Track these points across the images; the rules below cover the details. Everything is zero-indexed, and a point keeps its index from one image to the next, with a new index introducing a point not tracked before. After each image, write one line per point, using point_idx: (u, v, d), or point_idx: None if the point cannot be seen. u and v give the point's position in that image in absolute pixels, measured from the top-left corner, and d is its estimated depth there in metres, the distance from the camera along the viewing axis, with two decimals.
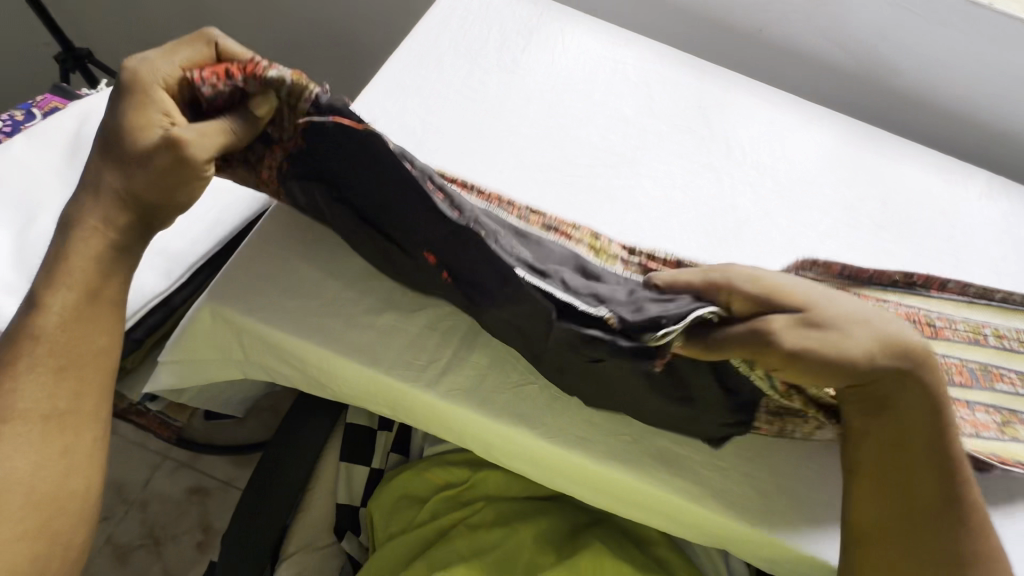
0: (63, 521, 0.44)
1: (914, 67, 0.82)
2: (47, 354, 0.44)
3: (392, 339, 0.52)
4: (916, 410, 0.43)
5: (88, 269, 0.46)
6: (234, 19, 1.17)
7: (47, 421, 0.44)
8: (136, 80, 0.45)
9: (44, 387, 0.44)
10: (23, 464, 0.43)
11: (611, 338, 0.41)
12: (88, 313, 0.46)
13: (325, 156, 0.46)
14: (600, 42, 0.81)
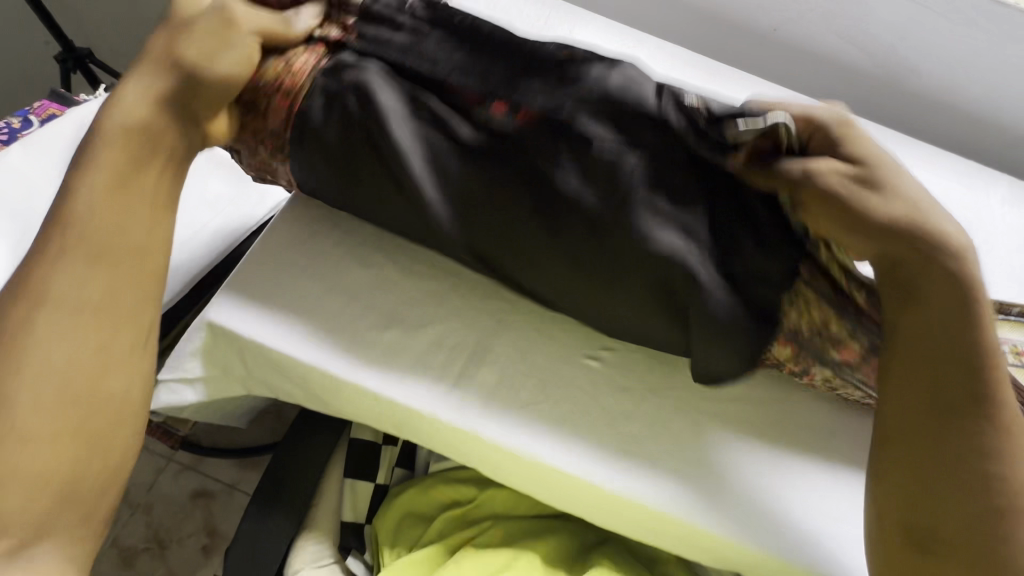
0: (103, 421, 0.44)
1: (935, 68, 0.79)
2: (85, 240, 0.45)
3: (398, 357, 0.51)
4: (944, 303, 0.43)
5: (131, 145, 0.47)
6: None
7: (83, 313, 0.44)
8: None
9: (80, 278, 0.44)
10: (57, 355, 0.42)
11: (695, 99, 0.45)
12: (125, 201, 0.46)
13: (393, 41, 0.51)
14: (609, 43, 0.78)
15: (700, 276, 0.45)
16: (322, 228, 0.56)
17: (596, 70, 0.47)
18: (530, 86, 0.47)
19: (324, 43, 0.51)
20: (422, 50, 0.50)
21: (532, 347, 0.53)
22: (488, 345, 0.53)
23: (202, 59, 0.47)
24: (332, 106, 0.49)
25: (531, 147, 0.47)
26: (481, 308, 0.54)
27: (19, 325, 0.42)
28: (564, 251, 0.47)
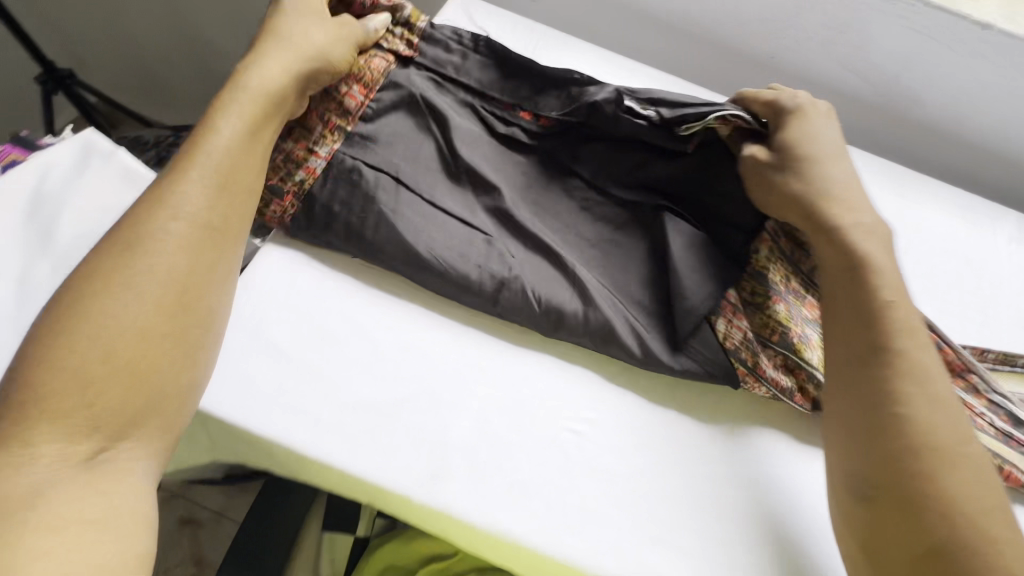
0: (195, 334, 0.42)
1: (940, 98, 0.76)
2: (211, 166, 0.45)
3: (372, 432, 0.47)
4: (841, 259, 0.50)
5: (268, 103, 0.49)
6: (227, 36, 1.16)
7: (202, 229, 0.43)
8: None
9: (206, 196, 0.44)
10: (178, 264, 0.42)
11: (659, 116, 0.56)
12: (253, 145, 0.48)
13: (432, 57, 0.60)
14: (598, 74, 0.75)
15: (667, 223, 0.57)
16: (289, 286, 0.53)
17: (598, 91, 0.58)
18: (548, 100, 0.59)
19: (392, 53, 0.59)
20: (469, 72, 0.60)
21: (517, 411, 0.51)
22: (472, 420, 0.49)
23: (323, 49, 0.52)
24: (407, 103, 0.57)
25: (545, 146, 0.60)
26: (458, 371, 0.52)
27: (146, 227, 0.42)
28: (564, 224, 0.58)
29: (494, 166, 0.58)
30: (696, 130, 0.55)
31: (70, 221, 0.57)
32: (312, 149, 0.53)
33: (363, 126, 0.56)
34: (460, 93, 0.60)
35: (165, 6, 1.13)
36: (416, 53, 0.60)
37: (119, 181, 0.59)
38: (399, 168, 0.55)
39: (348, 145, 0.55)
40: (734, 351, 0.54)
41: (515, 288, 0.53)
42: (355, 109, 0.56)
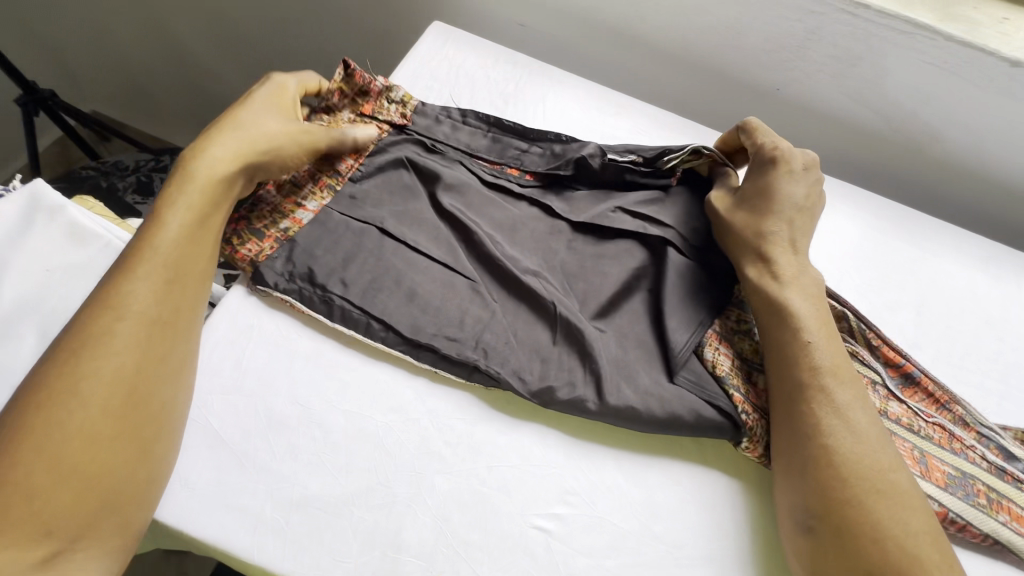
0: (152, 431, 0.40)
1: (961, 137, 0.69)
2: (160, 263, 0.44)
3: (319, 533, 0.43)
4: (765, 300, 0.50)
5: (217, 187, 0.48)
6: (211, 56, 1.12)
7: (149, 324, 0.42)
8: (273, 84, 0.56)
9: (155, 292, 0.43)
10: (125, 361, 0.40)
11: (639, 158, 0.60)
12: (205, 237, 0.47)
13: (421, 121, 0.61)
14: (585, 110, 0.70)
15: (664, 260, 0.55)
16: (239, 363, 0.49)
17: (581, 148, 0.60)
18: (532, 156, 0.61)
19: (388, 123, 0.60)
20: (456, 137, 0.61)
21: (481, 504, 0.46)
22: (430, 517, 0.45)
23: (274, 142, 0.51)
24: (396, 162, 0.58)
25: (538, 195, 0.60)
26: (419, 459, 0.47)
27: (91, 332, 0.40)
28: (553, 265, 0.56)
29: (477, 213, 0.58)
30: (676, 163, 0.59)
31: (11, 282, 0.53)
32: (300, 204, 0.54)
33: (353, 186, 0.57)
34: (451, 153, 0.61)
35: (147, 25, 1.09)
36: (409, 123, 0.61)
37: (65, 236, 0.56)
38: (385, 220, 0.55)
39: (337, 201, 0.55)
40: (727, 379, 0.50)
41: (494, 339, 0.51)
42: (343, 169, 0.57)
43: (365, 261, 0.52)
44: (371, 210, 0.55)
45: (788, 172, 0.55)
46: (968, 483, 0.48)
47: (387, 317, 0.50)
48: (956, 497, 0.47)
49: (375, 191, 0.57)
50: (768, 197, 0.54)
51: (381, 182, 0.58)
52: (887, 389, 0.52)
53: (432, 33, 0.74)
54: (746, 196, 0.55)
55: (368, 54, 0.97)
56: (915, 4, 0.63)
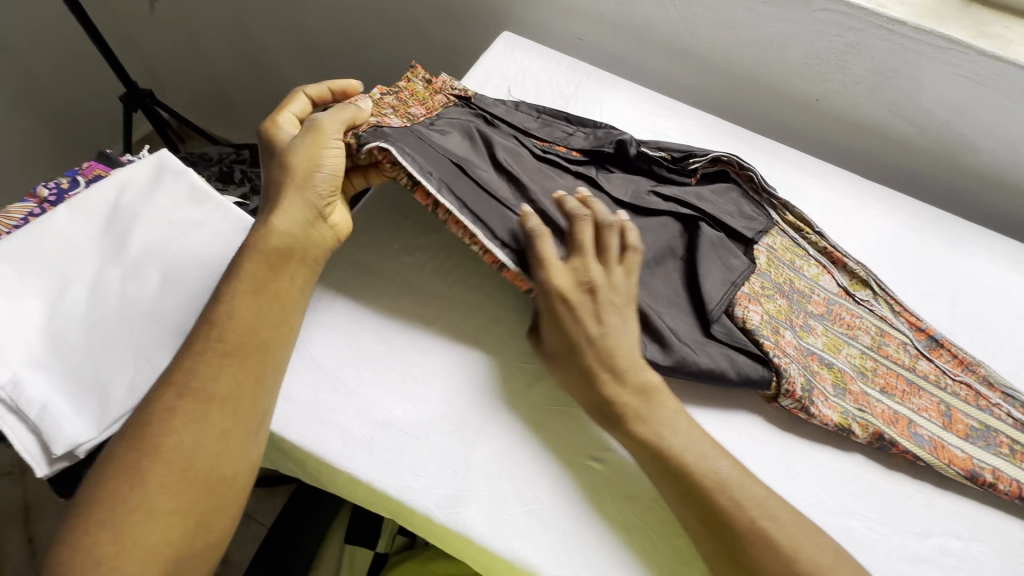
0: (211, 505, 0.41)
1: (997, 148, 0.73)
2: (216, 341, 0.45)
3: (401, 453, 0.49)
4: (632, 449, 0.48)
5: (265, 258, 0.49)
6: (291, 65, 1.24)
7: (208, 404, 0.43)
8: (277, 132, 0.55)
9: (211, 371, 0.44)
10: (186, 438, 0.41)
11: (668, 153, 0.68)
12: (262, 308, 0.47)
13: (480, 103, 0.68)
14: (639, 110, 0.78)
15: (700, 232, 0.61)
16: (333, 303, 0.56)
17: (621, 135, 0.67)
18: (577, 138, 0.68)
19: (455, 97, 0.68)
20: (511, 118, 0.68)
21: (541, 438, 0.51)
22: (497, 446, 0.50)
23: (313, 168, 0.51)
24: (461, 124, 0.62)
25: (583, 170, 0.65)
26: (487, 393, 0.53)
27: (156, 411, 0.42)
28: None
29: (527, 175, 0.60)
30: (699, 166, 0.67)
31: (140, 231, 0.62)
32: (383, 116, 0.59)
33: (428, 126, 0.60)
34: (506, 129, 0.66)
35: (238, 36, 1.23)
36: (473, 100, 0.68)
37: (188, 197, 0.65)
38: (463, 161, 0.57)
39: (417, 129, 0.58)
40: (759, 330, 0.55)
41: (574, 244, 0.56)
42: (419, 114, 0.63)
43: (449, 182, 0.54)
44: (450, 144, 0.59)
45: (569, 305, 0.50)
46: (987, 432, 0.56)
47: (485, 219, 0.54)
48: (978, 446, 0.55)
49: (448, 132, 0.60)
50: (574, 343, 0.50)
51: (446, 130, 0.61)
52: (916, 349, 0.61)
53: (501, 40, 0.83)
54: (561, 351, 0.51)
55: (436, 65, 1.08)
56: (949, 21, 0.68)
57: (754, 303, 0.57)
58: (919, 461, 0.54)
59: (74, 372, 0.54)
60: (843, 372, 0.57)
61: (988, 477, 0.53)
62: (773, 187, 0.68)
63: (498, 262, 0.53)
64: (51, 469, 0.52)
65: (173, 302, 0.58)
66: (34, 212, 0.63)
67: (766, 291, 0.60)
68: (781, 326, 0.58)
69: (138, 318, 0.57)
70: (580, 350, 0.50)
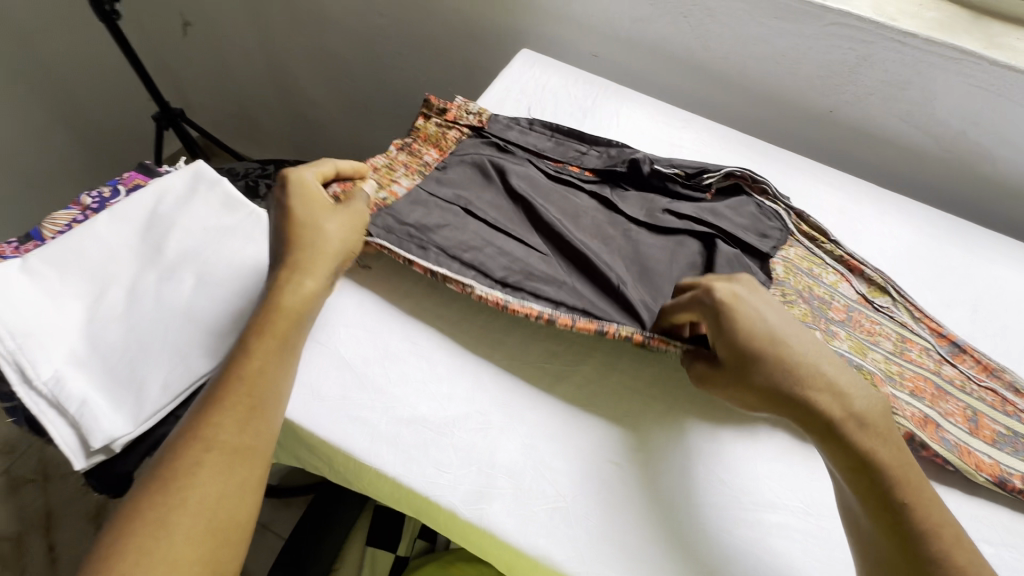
0: (228, 554, 0.41)
1: (1011, 157, 0.74)
2: (243, 394, 0.45)
3: (427, 450, 0.49)
4: (844, 467, 0.45)
5: (288, 318, 0.49)
6: (315, 84, 1.29)
7: (233, 453, 0.43)
8: (303, 186, 0.55)
9: (237, 421, 0.44)
10: (212, 487, 0.41)
11: (682, 169, 0.69)
12: (282, 362, 0.48)
13: (494, 128, 0.70)
14: (655, 123, 0.80)
15: (715, 245, 0.62)
16: (361, 305, 0.58)
17: (634, 152, 0.69)
18: (591, 156, 0.70)
19: (467, 126, 0.70)
20: (525, 140, 0.70)
21: (566, 433, 0.52)
22: (520, 443, 0.51)
23: (342, 240, 0.54)
24: (477, 158, 0.66)
25: (597, 188, 0.67)
26: (513, 391, 0.54)
27: (181, 460, 0.42)
28: (613, 249, 0.62)
29: (544, 198, 0.64)
30: (712, 181, 0.68)
31: (177, 237, 0.64)
32: (395, 180, 0.64)
33: (440, 173, 0.65)
34: (521, 153, 0.69)
35: (266, 57, 1.28)
36: (486, 126, 0.70)
37: (222, 204, 0.68)
38: (469, 202, 0.62)
39: (426, 183, 0.64)
40: None
41: (575, 274, 0.59)
42: (432, 160, 0.68)
43: (452, 230, 0.59)
44: (457, 191, 0.63)
45: (740, 299, 0.49)
46: (1015, 438, 0.55)
47: (480, 265, 0.57)
48: (1005, 453, 0.54)
49: (459, 175, 0.65)
50: (763, 337, 0.47)
51: (456, 174, 0.65)
52: (939, 354, 0.61)
53: (520, 57, 0.86)
54: (745, 351, 0.47)
55: (455, 82, 1.11)
56: (961, 34, 0.70)
57: None
58: (947, 466, 0.53)
59: (111, 369, 0.56)
60: (873, 374, 0.56)
61: (1017, 483, 0.52)
62: (786, 197, 0.69)
63: (501, 301, 0.56)
64: (87, 463, 0.53)
65: (207, 304, 0.61)
66: (78, 218, 0.66)
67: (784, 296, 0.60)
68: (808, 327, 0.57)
69: (173, 318, 0.59)
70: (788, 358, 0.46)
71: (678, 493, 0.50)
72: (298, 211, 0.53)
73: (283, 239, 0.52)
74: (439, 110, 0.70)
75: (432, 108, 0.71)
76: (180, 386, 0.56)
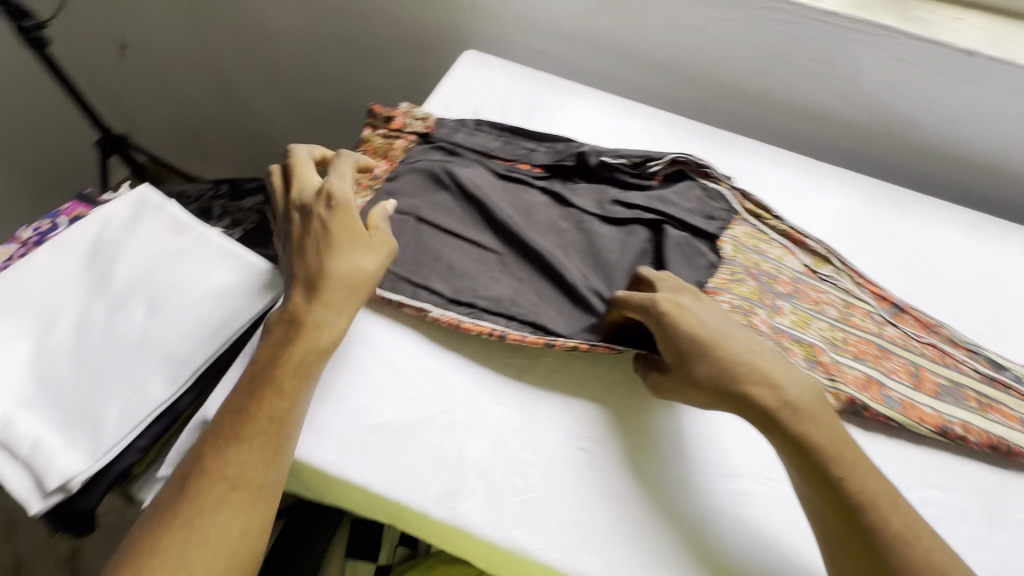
0: None
1: (936, 124, 0.78)
2: (269, 431, 0.46)
3: (394, 455, 0.50)
4: (785, 449, 0.47)
5: (313, 353, 0.49)
6: (264, 99, 1.27)
7: (255, 490, 0.44)
8: (341, 209, 0.53)
9: (260, 458, 0.45)
10: (233, 524, 0.43)
11: (629, 158, 0.70)
12: (304, 398, 0.49)
13: (441, 133, 0.71)
14: (602, 114, 0.81)
15: (665, 232, 0.64)
16: None
17: (581, 146, 0.70)
18: (539, 153, 0.71)
19: (415, 133, 0.71)
20: (473, 141, 0.71)
21: (531, 425, 0.53)
22: (488, 438, 0.51)
23: (369, 276, 0.52)
24: (426, 165, 0.66)
25: (547, 184, 0.68)
26: (477, 390, 0.54)
27: (204, 496, 0.43)
28: (566, 245, 0.63)
29: (496, 198, 0.65)
30: (659, 169, 0.70)
31: (124, 265, 0.63)
32: None
33: (390, 184, 0.65)
34: (469, 154, 0.70)
35: (211, 75, 1.26)
36: (433, 131, 0.71)
37: (169, 228, 0.66)
38: (421, 210, 0.62)
39: (376, 197, 0.64)
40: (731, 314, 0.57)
41: (530, 275, 0.60)
42: (383, 173, 0.67)
43: (407, 243, 0.60)
44: (408, 201, 0.63)
45: (681, 307, 0.51)
46: (957, 388, 0.59)
47: (430, 283, 0.58)
48: (948, 403, 0.57)
49: (410, 184, 0.65)
50: (703, 340, 0.49)
51: (407, 183, 0.65)
52: (881, 316, 0.64)
53: (465, 58, 0.87)
54: (685, 354, 0.50)
55: (403, 88, 1.11)
56: (879, 10, 0.73)
57: (719, 291, 0.60)
58: (893, 421, 0.56)
59: (64, 406, 0.55)
60: (813, 345, 0.59)
61: (957, 430, 0.55)
62: (729, 178, 0.71)
63: (454, 321, 0.56)
64: (44, 505, 0.52)
65: (160, 331, 0.59)
66: (17, 254, 0.64)
67: (731, 276, 0.62)
68: (752, 306, 0.60)
69: (125, 348, 0.58)
70: (726, 356, 0.49)
71: (645, 476, 0.51)
72: (331, 239, 0.52)
73: (313, 267, 0.51)
74: (384, 120, 0.71)
75: (377, 118, 0.71)
76: (138, 416, 0.55)
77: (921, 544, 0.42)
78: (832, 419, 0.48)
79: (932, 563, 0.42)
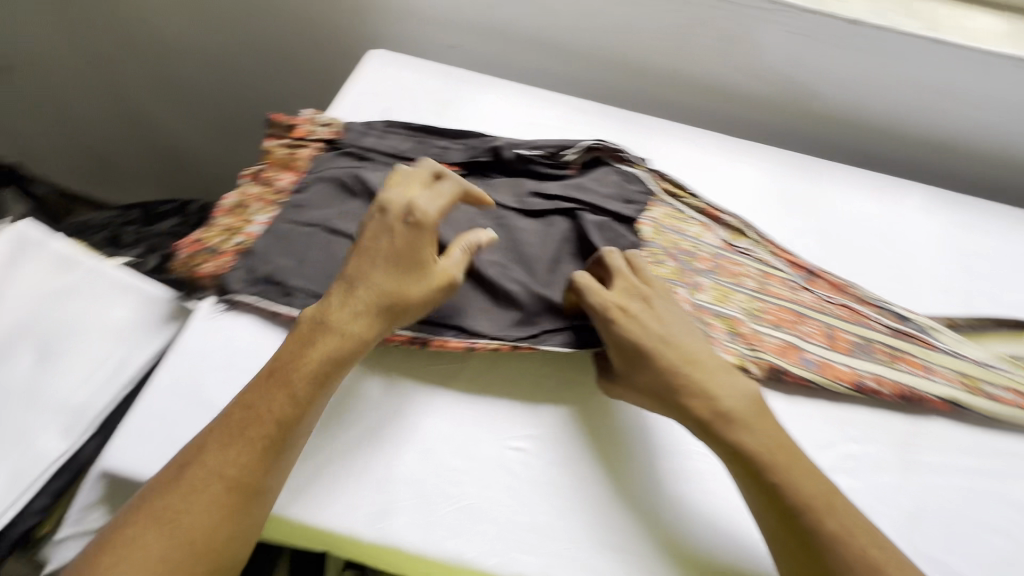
0: None
1: (835, 92, 0.82)
2: (267, 430, 0.44)
3: (319, 479, 0.48)
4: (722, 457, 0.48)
5: (332, 362, 0.48)
6: (171, 115, 1.19)
7: (241, 492, 0.42)
8: (415, 227, 0.50)
9: (254, 458, 0.43)
10: (212, 522, 0.41)
11: (544, 148, 0.70)
12: (311, 408, 0.47)
13: (348, 137, 0.68)
14: (517, 106, 0.80)
15: (584, 219, 0.63)
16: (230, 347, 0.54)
17: (494, 141, 0.69)
18: (453, 150, 0.69)
19: (320, 140, 0.68)
20: (383, 143, 0.68)
21: (461, 430, 0.52)
22: (417, 451, 0.50)
23: (407, 307, 0.49)
24: (333, 172, 0.63)
25: None
26: (405, 402, 0.53)
27: (192, 487, 0.42)
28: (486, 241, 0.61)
29: None
30: (574, 156, 0.69)
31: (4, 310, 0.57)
32: (249, 220, 0.61)
33: (296, 196, 0.62)
34: (380, 157, 0.67)
35: (109, 93, 1.17)
36: (339, 137, 0.68)
37: (53, 267, 0.61)
38: (331, 220, 0.59)
39: (283, 212, 0.61)
40: None
41: None
42: (288, 185, 0.64)
43: (317, 256, 0.57)
44: (316, 212, 0.60)
45: (628, 313, 0.52)
46: (869, 343, 0.61)
47: None
48: (862, 359, 0.60)
49: (318, 194, 0.62)
50: (646, 348, 0.51)
51: (314, 192, 0.62)
52: (797, 282, 0.66)
53: (372, 58, 0.84)
54: (630, 361, 0.51)
55: (318, 93, 1.06)
56: None
57: None
58: (812, 383, 0.58)
59: None
60: (733, 318, 0.60)
61: (870, 383, 0.58)
62: (644, 160, 0.72)
63: None
64: None
65: (52, 379, 0.54)
66: None
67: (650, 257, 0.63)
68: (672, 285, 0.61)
69: (11, 402, 0.53)
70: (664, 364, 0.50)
71: (580, 468, 0.51)
72: (382, 257, 0.50)
73: (356, 281, 0.49)
74: (285, 130, 0.67)
75: (276, 127, 0.67)
76: (32, 475, 0.50)
77: (855, 542, 0.44)
78: (769, 421, 0.49)
79: (865, 560, 0.43)
